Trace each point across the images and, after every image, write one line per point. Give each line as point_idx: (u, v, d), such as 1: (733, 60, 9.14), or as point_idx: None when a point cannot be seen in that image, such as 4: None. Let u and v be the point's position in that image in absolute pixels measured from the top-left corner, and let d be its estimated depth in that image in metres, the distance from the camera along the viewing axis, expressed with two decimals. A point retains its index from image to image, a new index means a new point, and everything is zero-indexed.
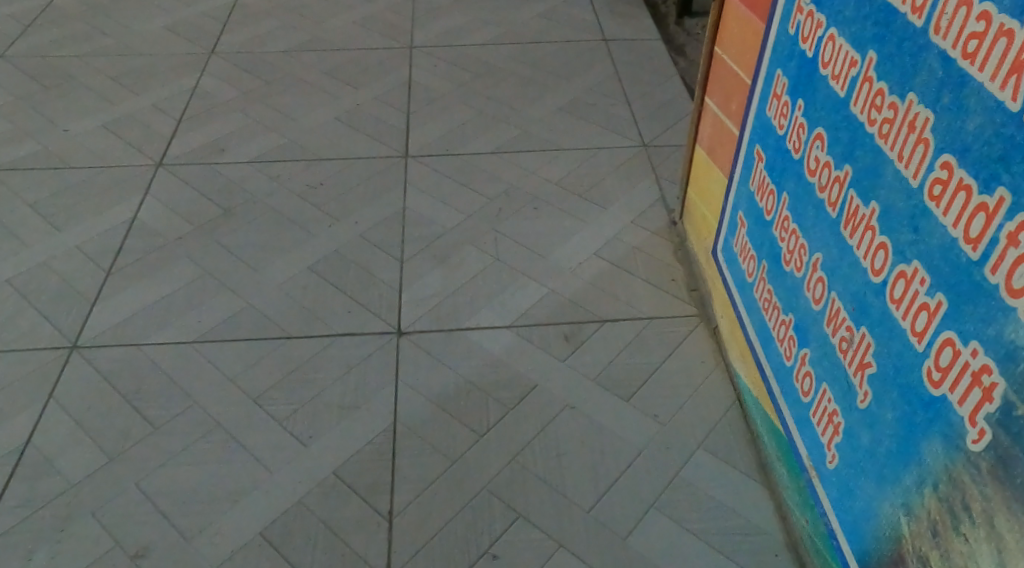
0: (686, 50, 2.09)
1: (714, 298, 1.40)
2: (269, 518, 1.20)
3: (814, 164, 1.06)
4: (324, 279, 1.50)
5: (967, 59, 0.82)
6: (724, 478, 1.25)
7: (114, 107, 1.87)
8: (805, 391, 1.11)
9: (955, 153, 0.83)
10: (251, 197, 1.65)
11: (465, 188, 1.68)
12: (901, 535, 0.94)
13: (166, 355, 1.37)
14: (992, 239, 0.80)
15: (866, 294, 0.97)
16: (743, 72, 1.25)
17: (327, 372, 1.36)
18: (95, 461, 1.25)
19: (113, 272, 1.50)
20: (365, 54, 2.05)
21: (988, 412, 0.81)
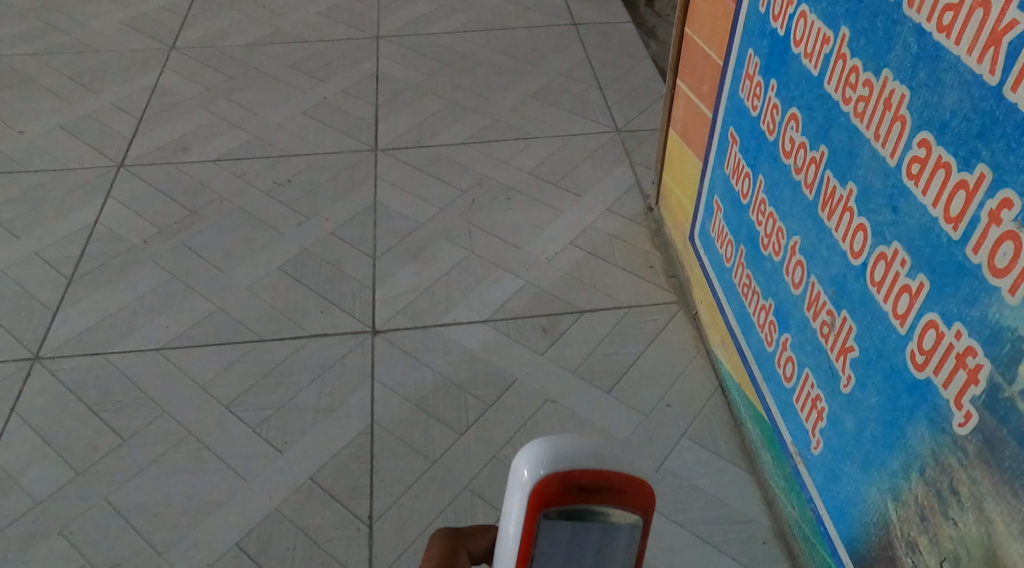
0: (657, 32, 2.06)
1: (694, 284, 1.38)
2: (244, 528, 1.17)
3: (789, 145, 1.03)
4: (295, 279, 1.46)
5: (942, 32, 0.79)
6: (710, 467, 1.23)
7: (71, 107, 1.82)
8: (788, 376, 1.08)
9: (933, 130, 0.81)
10: (217, 197, 1.61)
11: (438, 180, 1.65)
12: (889, 521, 0.92)
13: (132, 363, 1.34)
14: (973, 217, 0.77)
15: (845, 277, 0.95)
16: (715, 52, 1.21)
17: (301, 374, 1.33)
18: (61, 476, 1.21)
19: (74, 279, 1.46)
20: (330, 45, 2.01)
21: (973, 394, 0.79)
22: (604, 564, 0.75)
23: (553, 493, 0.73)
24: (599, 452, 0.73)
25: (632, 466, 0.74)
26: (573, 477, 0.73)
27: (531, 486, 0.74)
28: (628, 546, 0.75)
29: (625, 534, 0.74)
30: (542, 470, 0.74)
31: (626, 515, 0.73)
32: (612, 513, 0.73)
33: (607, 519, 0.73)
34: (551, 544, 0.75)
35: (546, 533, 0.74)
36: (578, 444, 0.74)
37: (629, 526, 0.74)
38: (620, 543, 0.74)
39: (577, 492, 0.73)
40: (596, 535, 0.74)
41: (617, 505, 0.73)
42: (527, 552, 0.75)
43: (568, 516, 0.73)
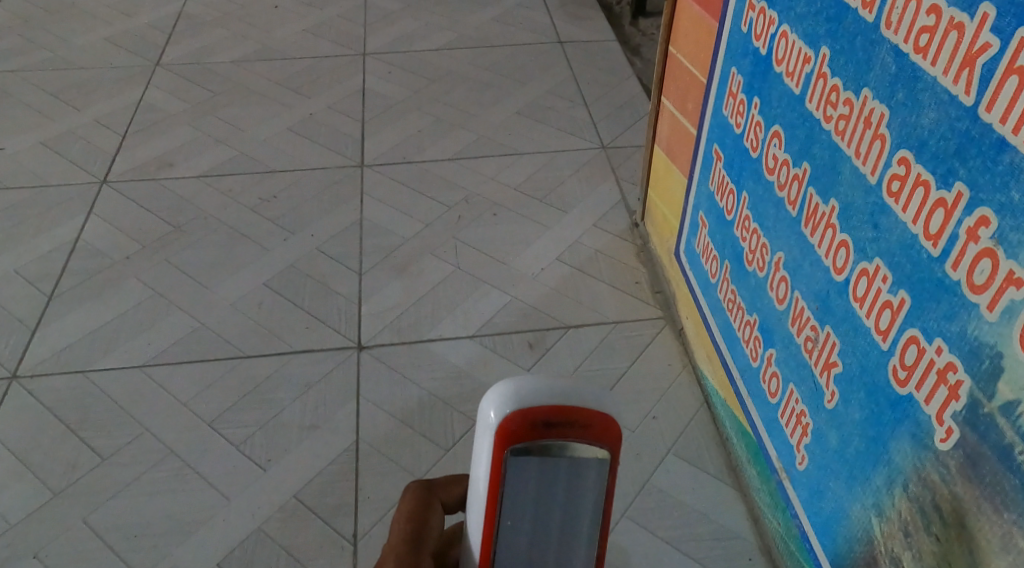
0: (643, 50, 2.07)
1: (680, 300, 1.38)
2: (226, 547, 1.16)
3: (772, 162, 1.04)
4: (280, 295, 1.46)
5: (919, 53, 0.80)
6: (695, 484, 1.23)
7: (54, 123, 1.82)
8: (772, 392, 1.08)
9: (911, 149, 0.81)
10: (201, 213, 1.61)
11: (424, 196, 1.65)
12: (873, 537, 0.92)
13: (113, 381, 1.33)
14: (952, 234, 0.78)
15: (829, 293, 0.95)
16: (699, 70, 1.22)
17: (285, 391, 1.32)
18: (38, 497, 1.20)
19: (55, 297, 1.45)
20: (317, 62, 2.01)
21: (954, 410, 0.79)
22: (574, 494, 0.80)
23: (519, 430, 0.78)
24: (565, 392, 0.79)
25: (595, 401, 0.79)
26: (538, 413, 0.78)
27: (499, 425, 0.79)
28: (594, 479, 0.80)
29: (591, 467, 0.79)
30: (507, 409, 0.79)
31: (591, 447, 0.79)
32: (577, 447, 0.78)
33: (572, 453, 0.79)
34: (519, 479, 0.80)
35: (515, 469, 0.80)
36: (542, 384, 0.79)
37: (595, 459, 0.79)
38: (586, 476, 0.80)
39: (543, 427, 0.78)
40: (563, 469, 0.79)
41: (582, 438, 0.78)
42: (498, 488, 0.80)
43: (535, 451, 0.79)
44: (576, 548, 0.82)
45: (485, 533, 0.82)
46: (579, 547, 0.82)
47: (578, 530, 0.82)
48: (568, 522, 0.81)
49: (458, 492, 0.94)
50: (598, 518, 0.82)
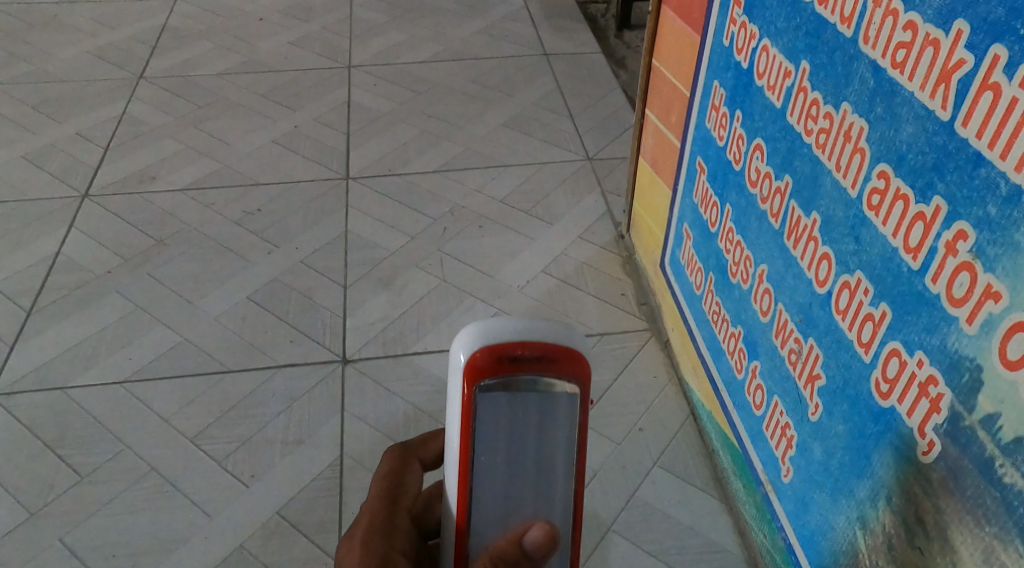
0: (628, 62, 2.07)
1: (665, 312, 1.38)
2: (207, 564, 1.15)
3: (755, 174, 1.04)
4: (264, 309, 1.45)
5: (896, 68, 0.80)
6: (681, 497, 1.22)
7: (36, 136, 1.81)
8: (757, 404, 1.08)
9: (890, 162, 0.81)
10: (184, 227, 1.60)
11: (408, 209, 1.64)
12: (857, 549, 0.92)
13: (94, 397, 1.32)
14: (931, 248, 0.78)
15: (812, 305, 0.95)
16: (682, 83, 1.22)
17: (268, 406, 1.32)
18: (16, 516, 1.19)
19: (35, 312, 1.45)
20: (302, 74, 2.01)
21: (936, 423, 0.79)
22: (546, 430, 0.83)
23: (487, 365, 0.82)
24: (529, 328, 0.83)
25: (560, 337, 0.83)
26: (506, 348, 0.82)
27: (469, 362, 0.83)
28: (565, 413, 0.83)
29: (560, 400, 0.83)
30: (475, 347, 0.83)
31: (559, 379, 0.82)
32: (545, 379, 0.82)
33: (541, 385, 0.82)
34: (491, 416, 0.83)
35: (486, 405, 0.83)
36: (508, 324, 0.84)
37: (564, 393, 0.83)
38: (556, 408, 0.83)
39: (511, 361, 0.82)
40: (533, 404, 0.83)
41: (549, 371, 0.82)
42: (470, 426, 0.83)
43: (505, 386, 0.82)
44: (552, 486, 0.84)
45: (460, 476, 0.84)
46: (554, 484, 0.84)
47: (551, 466, 0.84)
48: (541, 458, 0.84)
49: (433, 450, 0.98)
50: (573, 457, 0.84)
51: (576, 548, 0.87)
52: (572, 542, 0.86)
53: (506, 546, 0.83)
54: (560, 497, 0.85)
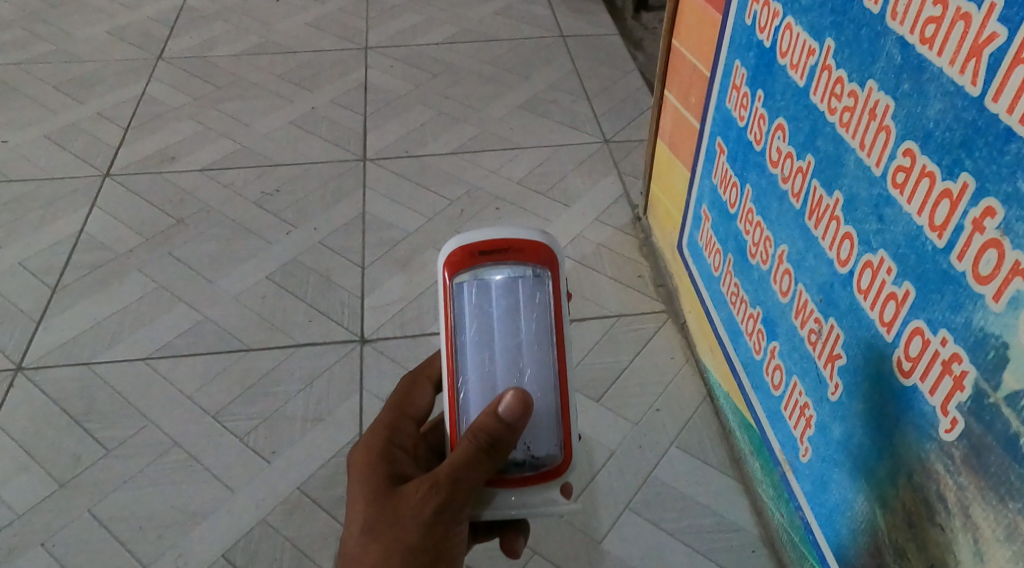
0: (645, 44, 2.07)
1: (682, 294, 1.38)
2: (230, 539, 1.17)
3: (776, 154, 1.04)
4: (283, 288, 1.46)
5: (924, 44, 0.80)
6: (698, 476, 1.23)
7: (56, 116, 1.82)
8: (776, 384, 1.09)
9: (917, 140, 0.81)
10: (204, 207, 1.61)
11: (426, 190, 1.65)
12: (876, 528, 0.92)
13: (118, 373, 1.33)
14: (957, 225, 0.78)
15: (833, 285, 0.95)
16: (702, 64, 1.22)
17: (288, 384, 1.32)
18: (44, 488, 1.21)
19: (58, 289, 1.46)
20: (319, 56, 2.01)
21: (959, 400, 0.79)
22: (520, 312, 0.90)
23: (460, 261, 0.91)
24: (498, 229, 0.92)
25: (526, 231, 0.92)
26: (477, 244, 0.91)
27: (447, 261, 0.92)
28: (536, 294, 0.90)
29: (530, 284, 0.91)
30: (451, 248, 0.92)
31: (526, 264, 0.91)
32: (513, 266, 0.91)
33: (510, 272, 0.91)
34: (467, 306, 0.91)
35: (464, 296, 0.91)
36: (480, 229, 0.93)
37: (531, 276, 0.91)
38: (527, 291, 0.90)
39: (481, 254, 0.91)
40: (505, 289, 0.90)
41: (517, 257, 0.91)
42: (452, 320, 0.91)
43: (477, 276, 0.91)
44: (533, 366, 0.89)
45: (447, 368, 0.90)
46: (534, 360, 0.89)
47: (529, 345, 0.89)
48: (520, 337, 0.89)
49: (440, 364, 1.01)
50: (549, 337, 0.90)
51: (564, 422, 0.90)
52: (559, 416, 0.90)
53: (485, 420, 0.84)
54: (544, 376, 0.89)
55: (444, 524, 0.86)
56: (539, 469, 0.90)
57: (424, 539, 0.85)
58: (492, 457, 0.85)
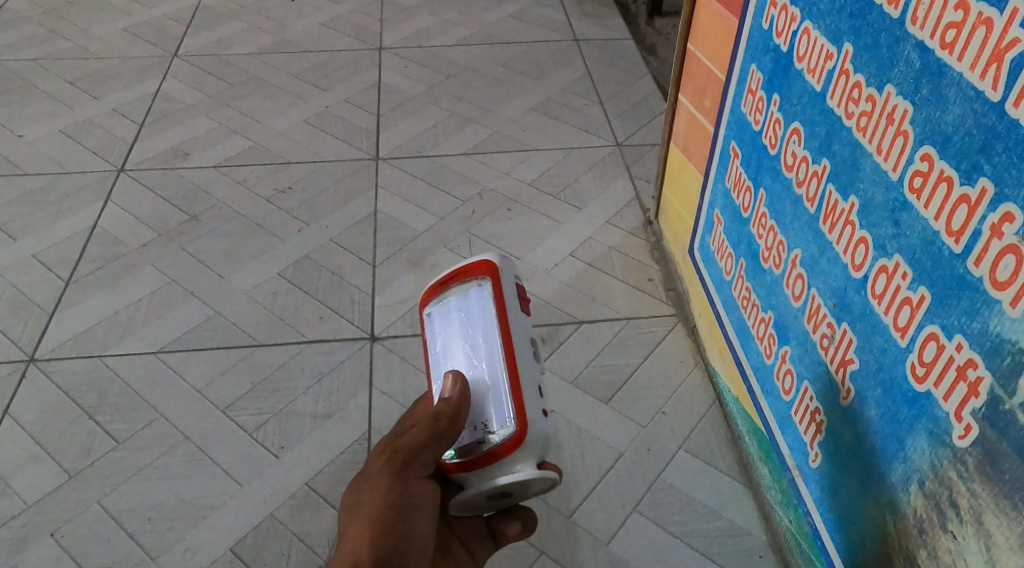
0: (658, 48, 2.07)
1: (693, 297, 1.38)
2: (239, 533, 1.17)
3: (791, 159, 1.03)
4: (294, 285, 1.46)
5: (945, 49, 0.80)
6: (707, 480, 1.23)
7: (72, 111, 1.83)
8: (786, 389, 1.08)
9: (935, 145, 0.81)
10: (217, 203, 1.61)
11: (438, 190, 1.65)
12: (886, 534, 0.92)
13: (129, 366, 1.34)
14: (975, 230, 0.78)
15: (846, 290, 0.95)
16: (718, 67, 1.22)
17: (298, 380, 1.33)
18: (55, 479, 1.21)
19: (72, 282, 1.46)
20: (333, 55, 2.02)
21: (974, 406, 0.79)
22: (472, 318, 1.01)
23: (429, 295, 1.06)
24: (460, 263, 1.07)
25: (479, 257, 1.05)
26: (441, 278, 1.06)
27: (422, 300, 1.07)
28: (485, 303, 1.01)
29: (479, 296, 1.02)
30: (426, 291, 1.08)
31: (474, 279, 1.03)
32: (466, 287, 1.03)
33: (465, 291, 1.03)
34: (433, 326, 1.04)
35: (431, 319, 1.04)
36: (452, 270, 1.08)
37: (479, 287, 1.02)
38: (477, 302, 1.01)
39: (442, 284, 1.05)
40: (460, 304, 1.02)
41: (467, 276, 1.03)
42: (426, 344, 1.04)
43: (440, 301, 1.05)
44: (485, 359, 0.99)
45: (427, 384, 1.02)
46: (484, 355, 0.99)
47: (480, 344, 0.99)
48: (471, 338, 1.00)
49: None
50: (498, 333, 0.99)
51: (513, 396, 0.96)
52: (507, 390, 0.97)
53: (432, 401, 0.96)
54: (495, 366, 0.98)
55: (403, 487, 0.94)
56: (489, 449, 0.95)
57: (387, 505, 0.93)
58: (439, 428, 0.94)
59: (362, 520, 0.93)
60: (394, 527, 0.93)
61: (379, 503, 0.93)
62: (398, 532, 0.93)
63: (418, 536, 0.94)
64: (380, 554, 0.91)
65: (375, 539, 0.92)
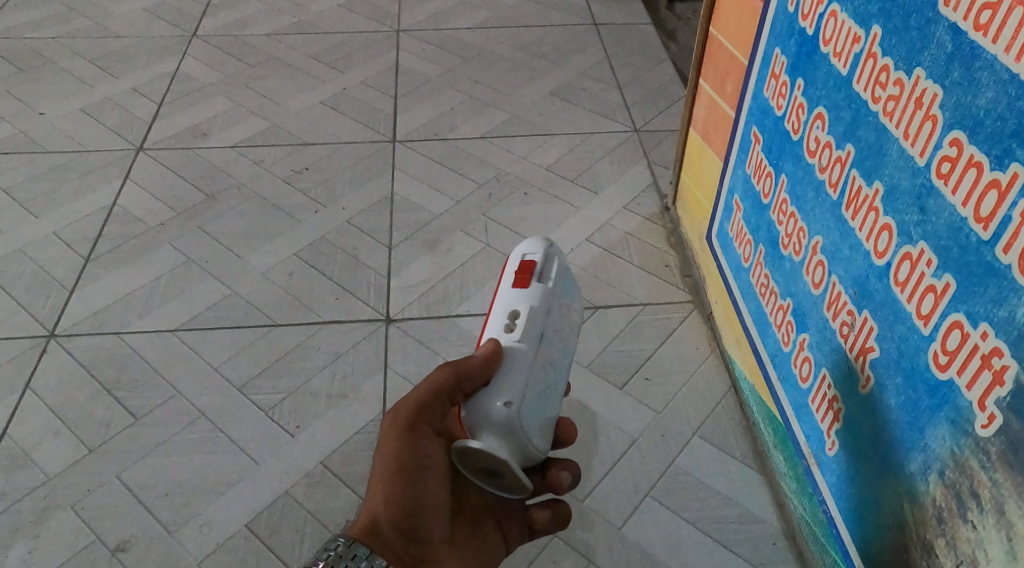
0: (677, 34, 2.06)
1: (709, 284, 1.38)
2: (254, 509, 1.17)
3: (814, 144, 1.03)
4: (311, 266, 1.46)
5: (979, 31, 0.79)
6: (721, 466, 1.23)
7: (91, 90, 1.83)
8: (804, 376, 1.08)
9: (965, 130, 0.81)
10: (235, 183, 1.61)
11: (455, 173, 1.64)
12: (903, 523, 0.92)
13: (147, 343, 1.34)
14: (1004, 217, 0.78)
15: (868, 277, 0.94)
16: (740, 51, 1.21)
17: (314, 360, 1.33)
18: (74, 453, 1.22)
19: (91, 259, 1.46)
20: (351, 37, 2.01)
21: (998, 395, 0.79)
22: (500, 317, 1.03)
23: None
24: None
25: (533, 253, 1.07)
26: None
27: None
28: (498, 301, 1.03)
29: None
30: None
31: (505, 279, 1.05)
32: None
33: None
34: None
35: None
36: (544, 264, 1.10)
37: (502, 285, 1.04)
38: None
39: None
40: None
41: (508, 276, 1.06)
42: None
43: None
44: None
45: None
46: None
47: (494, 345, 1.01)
48: None
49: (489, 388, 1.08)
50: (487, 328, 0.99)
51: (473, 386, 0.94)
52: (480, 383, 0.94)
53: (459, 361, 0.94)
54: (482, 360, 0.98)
55: (415, 450, 0.95)
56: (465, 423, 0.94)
57: (396, 464, 0.94)
58: (454, 395, 0.94)
59: (379, 482, 0.94)
60: (409, 492, 0.94)
61: (392, 465, 0.94)
62: (413, 496, 0.94)
63: (433, 497, 0.95)
64: (396, 515, 0.94)
65: (389, 500, 0.94)
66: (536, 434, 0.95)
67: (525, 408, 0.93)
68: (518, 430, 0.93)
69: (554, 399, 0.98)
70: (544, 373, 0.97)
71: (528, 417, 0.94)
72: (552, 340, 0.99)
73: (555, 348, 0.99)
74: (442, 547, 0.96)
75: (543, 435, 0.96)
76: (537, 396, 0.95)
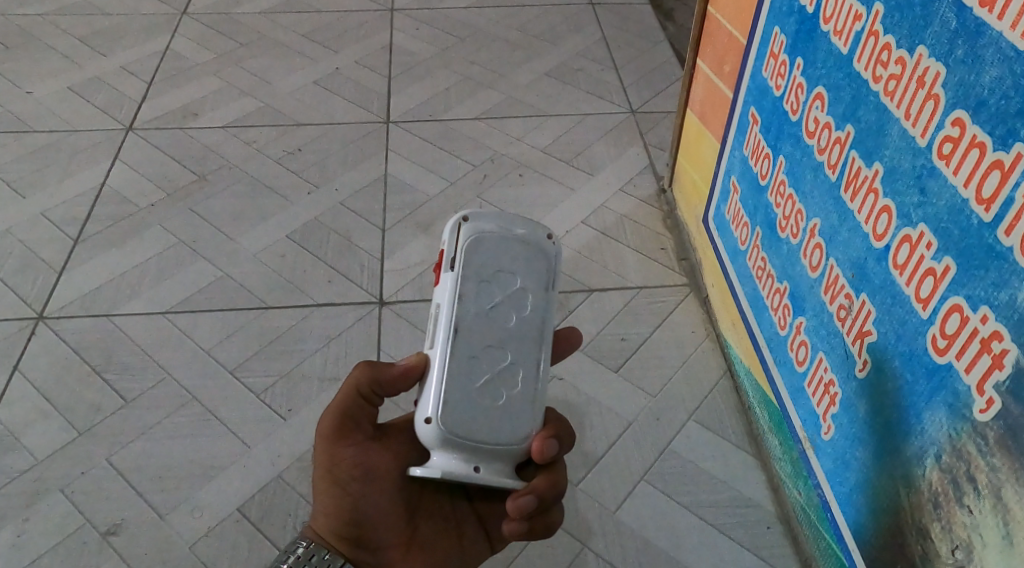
0: (675, 14, 2.04)
1: (706, 266, 1.37)
2: (246, 493, 1.16)
3: (813, 125, 1.01)
4: (302, 247, 1.45)
5: (984, 7, 0.78)
6: (716, 449, 1.22)
7: (80, 69, 1.80)
8: (800, 360, 1.07)
9: (968, 109, 0.79)
10: (226, 163, 1.59)
11: (449, 154, 1.63)
12: (899, 507, 0.91)
13: (137, 325, 1.33)
14: (1007, 198, 0.77)
15: (866, 260, 0.93)
16: (739, 31, 1.19)
17: (306, 343, 1.32)
18: (62, 436, 1.21)
19: (80, 240, 1.45)
20: (344, 16, 1.99)
21: (997, 379, 0.78)
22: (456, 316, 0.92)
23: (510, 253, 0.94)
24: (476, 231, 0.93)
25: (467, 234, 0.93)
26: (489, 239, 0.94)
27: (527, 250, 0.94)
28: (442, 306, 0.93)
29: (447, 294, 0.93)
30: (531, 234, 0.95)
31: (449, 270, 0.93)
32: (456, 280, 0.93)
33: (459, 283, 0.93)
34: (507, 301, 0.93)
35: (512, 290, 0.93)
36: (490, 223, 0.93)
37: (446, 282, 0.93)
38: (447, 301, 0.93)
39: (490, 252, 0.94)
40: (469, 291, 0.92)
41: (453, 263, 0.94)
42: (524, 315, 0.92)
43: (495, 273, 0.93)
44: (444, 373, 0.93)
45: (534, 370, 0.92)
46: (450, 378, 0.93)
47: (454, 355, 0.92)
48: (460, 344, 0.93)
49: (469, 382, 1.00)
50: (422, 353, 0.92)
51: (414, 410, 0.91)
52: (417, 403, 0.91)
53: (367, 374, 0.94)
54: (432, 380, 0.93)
55: (338, 461, 0.94)
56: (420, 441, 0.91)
57: (328, 475, 0.94)
58: (370, 396, 0.95)
59: (321, 492, 0.95)
60: (347, 502, 0.94)
61: (324, 478, 0.94)
62: (350, 505, 0.94)
63: (372, 507, 0.94)
64: (336, 526, 0.94)
65: (327, 512, 0.95)
66: (493, 435, 0.89)
67: (448, 418, 0.88)
68: (462, 440, 0.88)
69: (506, 384, 0.90)
70: (472, 365, 0.90)
71: (465, 423, 0.88)
72: (475, 318, 0.91)
73: (485, 326, 0.91)
74: (394, 550, 0.95)
75: (506, 429, 0.89)
76: (466, 388, 0.89)
